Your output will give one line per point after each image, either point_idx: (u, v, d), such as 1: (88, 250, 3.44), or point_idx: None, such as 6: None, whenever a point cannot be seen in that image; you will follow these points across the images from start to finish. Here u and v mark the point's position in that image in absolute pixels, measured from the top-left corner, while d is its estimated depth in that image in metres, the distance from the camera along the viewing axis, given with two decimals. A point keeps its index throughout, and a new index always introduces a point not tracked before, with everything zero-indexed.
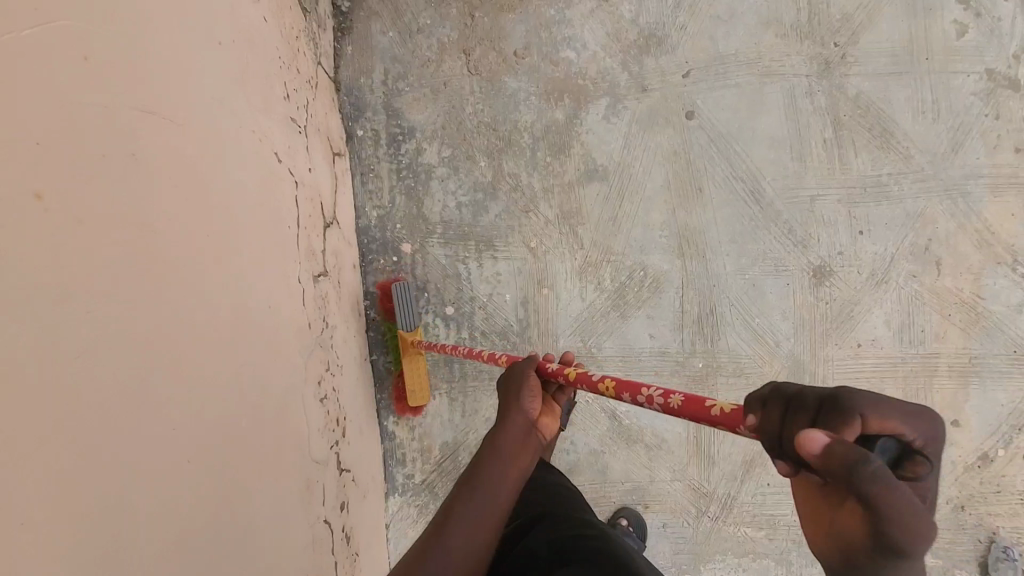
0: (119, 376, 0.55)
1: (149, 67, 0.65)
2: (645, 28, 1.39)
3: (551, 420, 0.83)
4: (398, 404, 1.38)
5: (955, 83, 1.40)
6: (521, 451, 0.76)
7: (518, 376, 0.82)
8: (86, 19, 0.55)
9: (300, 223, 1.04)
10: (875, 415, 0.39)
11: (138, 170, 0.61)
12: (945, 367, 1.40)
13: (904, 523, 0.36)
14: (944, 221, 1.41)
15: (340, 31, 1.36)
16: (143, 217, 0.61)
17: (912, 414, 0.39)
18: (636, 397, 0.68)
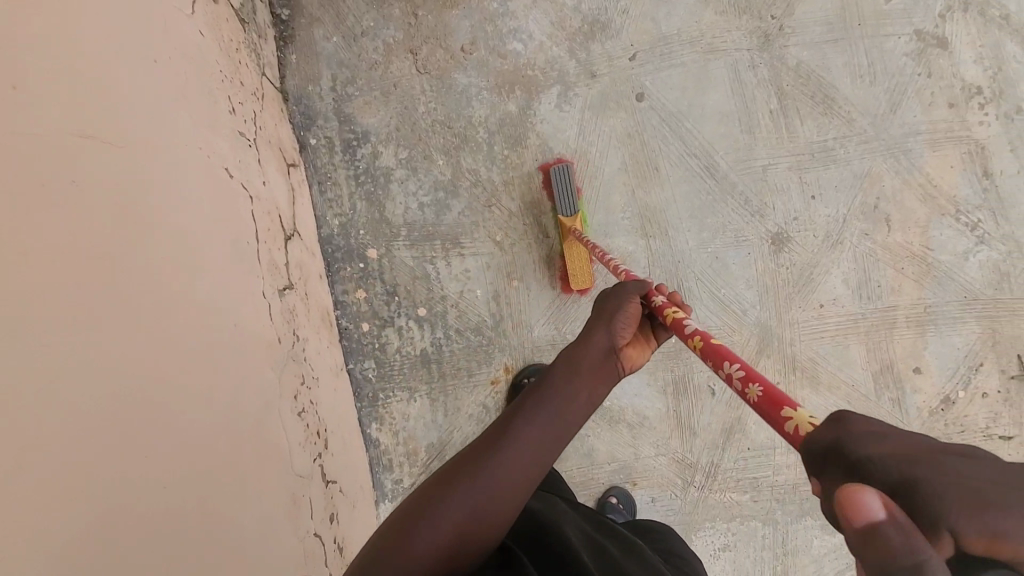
0: (90, 407, 0.55)
1: (86, 90, 0.63)
2: (588, 14, 1.41)
3: (638, 353, 0.83)
4: (563, 286, 1.40)
5: (888, 46, 1.46)
6: (599, 377, 0.77)
7: (616, 303, 0.82)
8: (16, 48, 0.54)
9: (259, 237, 1.02)
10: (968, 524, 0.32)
11: (83, 196, 0.60)
12: (903, 319, 1.46)
13: None
14: (890, 178, 1.47)
15: (282, 40, 1.33)
16: (94, 243, 0.60)
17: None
18: (718, 367, 0.67)
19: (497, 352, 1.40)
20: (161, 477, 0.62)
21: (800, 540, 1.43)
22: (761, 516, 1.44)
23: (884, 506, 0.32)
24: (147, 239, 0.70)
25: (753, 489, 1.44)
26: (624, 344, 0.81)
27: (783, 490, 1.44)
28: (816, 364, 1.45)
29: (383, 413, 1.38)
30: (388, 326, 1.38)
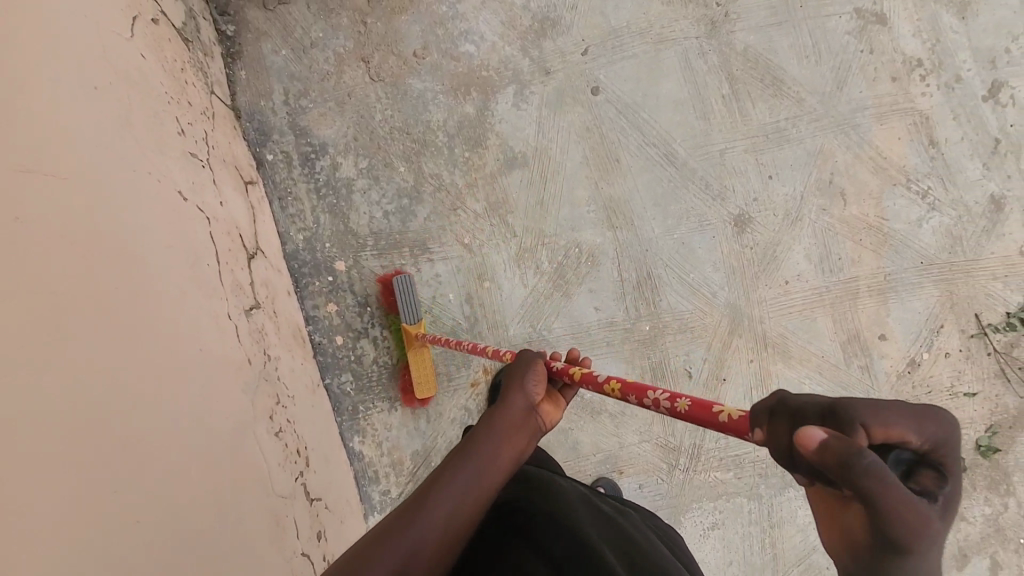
0: (50, 444, 0.53)
1: (23, 122, 0.61)
2: (538, 12, 1.42)
3: (550, 411, 0.82)
4: (403, 397, 1.38)
5: (830, 26, 1.50)
6: (517, 434, 0.76)
7: (524, 361, 0.84)
8: None
9: (220, 259, 1.00)
10: (876, 422, 0.40)
11: (28, 230, 0.58)
12: (865, 288, 1.51)
13: (903, 519, 0.37)
14: (841, 153, 1.51)
15: (229, 57, 1.31)
16: (43, 279, 0.58)
17: (917, 419, 0.41)
18: (642, 399, 0.71)
19: (474, 355, 1.40)
20: (134, 508, 0.61)
21: (784, 512, 1.47)
22: (746, 491, 1.47)
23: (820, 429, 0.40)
24: (100, 269, 0.68)
25: (736, 466, 1.47)
26: (539, 402, 0.81)
27: (764, 464, 1.48)
28: (786, 339, 1.49)
29: (365, 426, 1.37)
30: (363, 337, 1.37)
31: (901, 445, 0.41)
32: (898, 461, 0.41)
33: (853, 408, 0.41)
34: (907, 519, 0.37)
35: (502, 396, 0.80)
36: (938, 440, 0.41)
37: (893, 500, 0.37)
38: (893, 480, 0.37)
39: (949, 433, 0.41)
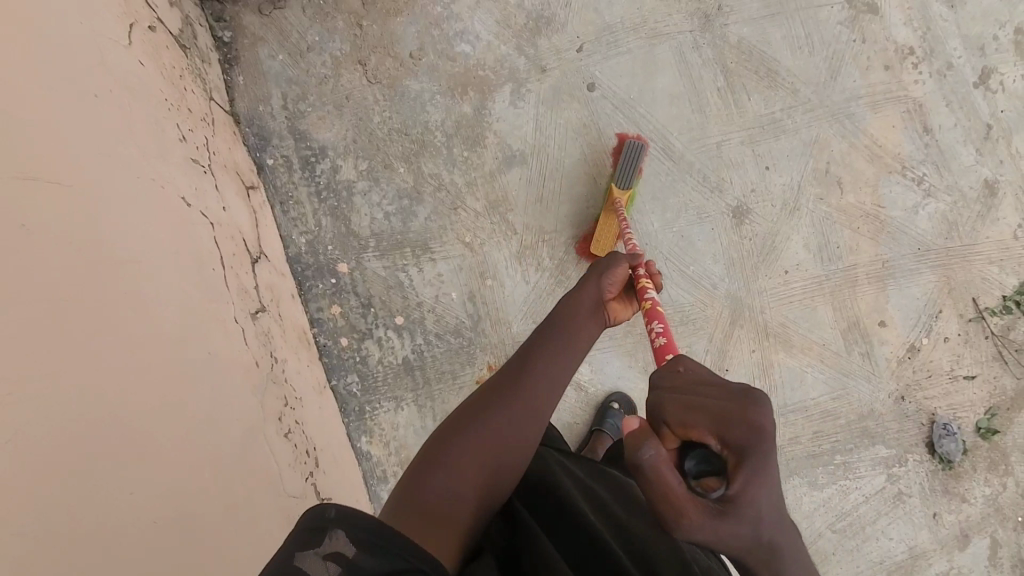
0: (57, 451, 0.54)
1: (25, 131, 0.62)
2: (533, 10, 1.43)
3: (622, 307, 0.93)
4: (579, 247, 1.43)
5: (822, 16, 1.52)
6: (588, 327, 0.87)
7: (606, 263, 0.92)
8: None
9: (225, 263, 1.01)
10: (680, 423, 0.53)
11: (31, 239, 0.58)
12: (864, 275, 1.52)
13: (664, 496, 0.50)
14: (837, 142, 1.52)
15: (227, 63, 1.31)
16: (49, 285, 0.59)
17: (716, 426, 0.52)
18: (649, 325, 0.85)
19: (479, 352, 1.41)
20: (145, 512, 0.62)
21: None
22: None
23: (637, 419, 0.56)
24: (106, 278, 0.69)
25: None
26: (611, 300, 0.91)
27: None
28: (787, 328, 1.50)
29: (372, 426, 1.38)
30: (367, 338, 1.37)
31: (701, 444, 0.53)
32: (700, 456, 0.53)
33: (665, 410, 0.55)
34: (667, 500, 0.50)
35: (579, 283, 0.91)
36: (736, 442, 0.51)
37: (661, 481, 0.50)
38: (665, 469, 0.50)
39: (748, 441, 0.50)
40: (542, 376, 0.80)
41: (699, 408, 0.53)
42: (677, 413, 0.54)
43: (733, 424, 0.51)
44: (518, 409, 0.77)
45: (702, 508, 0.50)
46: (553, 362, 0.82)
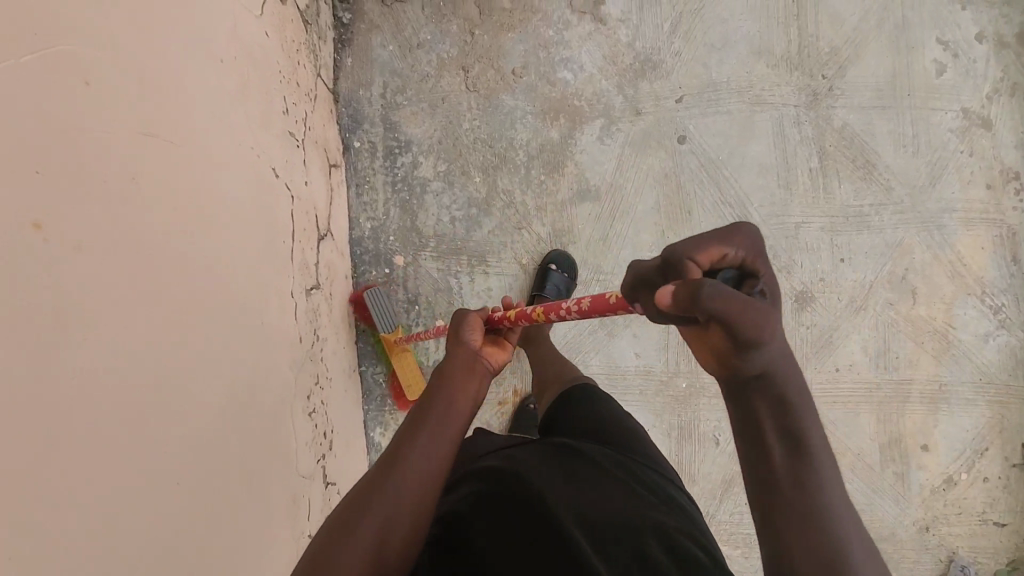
0: (111, 403, 0.55)
1: (153, 89, 0.65)
2: (641, 52, 1.42)
3: (497, 351, 0.85)
4: (397, 401, 1.38)
5: (934, 120, 1.48)
6: (468, 382, 0.76)
7: (459, 318, 0.85)
8: (91, 46, 0.56)
9: (295, 237, 1.03)
10: (702, 255, 0.48)
11: (135, 191, 0.61)
12: (918, 394, 1.46)
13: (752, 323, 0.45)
14: (921, 251, 1.47)
15: (340, 43, 1.35)
16: (143, 238, 0.62)
17: (726, 237, 0.48)
18: (558, 313, 0.75)
19: (507, 374, 1.41)
20: (175, 470, 0.63)
21: None
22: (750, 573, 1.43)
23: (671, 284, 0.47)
24: (191, 239, 0.71)
25: (745, 545, 1.43)
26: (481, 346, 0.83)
27: None
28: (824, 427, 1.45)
29: (389, 419, 1.39)
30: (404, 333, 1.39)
31: (724, 266, 0.49)
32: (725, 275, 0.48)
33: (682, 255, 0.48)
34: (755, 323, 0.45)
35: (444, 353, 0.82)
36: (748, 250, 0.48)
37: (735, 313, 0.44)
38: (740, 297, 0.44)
39: (751, 241, 0.49)
40: (426, 440, 0.67)
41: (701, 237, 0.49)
42: (696, 246, 0.48)
43: (735, 238, 0.49)
44: (404, 482, 0.63)
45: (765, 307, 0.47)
46: (434, 426, 0.68)
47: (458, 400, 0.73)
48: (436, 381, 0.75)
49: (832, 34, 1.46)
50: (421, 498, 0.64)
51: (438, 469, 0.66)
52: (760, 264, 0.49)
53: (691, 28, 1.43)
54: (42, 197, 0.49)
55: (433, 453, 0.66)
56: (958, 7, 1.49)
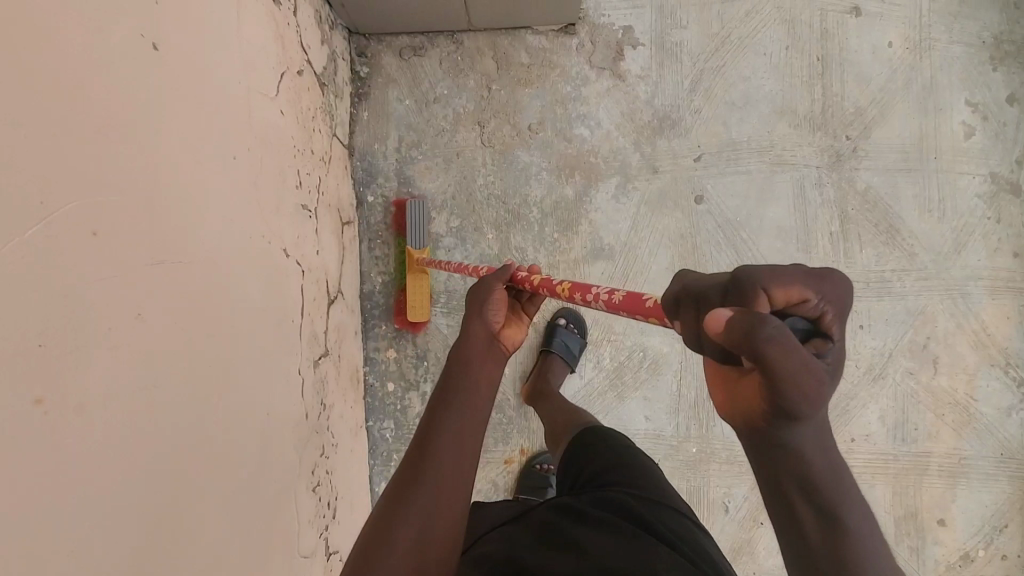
0: (108, 558, 0.54)
1: (162, 214, 0.64)
2: (660, 109, 1.40)
3: (516, 332, 0.87)
4: (396, 319, 1.37)
5: (961, 184, 1.44)
6: (486, 361, 0.81)
7: (481, 292, 0.86)
8: (102, 193, 0.56)
9: (304, 311, 1.02)
10: (778, 289, 0.41)
11: (144, 325, 0.60)
12: (936, 467, 1.43)
13: (796, 380, 0.39)
14: (944, 319, 1.43)
15: (357, 97, 1.35)
16: (149, 374, 0.61)
17: (815, 279, 0.41)
18: (585, 296, 0.73)
19: (514, 433, 1.40)
20: None
21: None
22: None
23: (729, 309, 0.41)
24: (200, 355, 0.70)
25: None
26: (500, 328, 0.85)
27: None
28: None
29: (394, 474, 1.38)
30: (413, 389, 1.38)
31: (797, 312, 0.42)
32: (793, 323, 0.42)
33: (754, 280, 0.41)
34: (803, 381, 0.39)
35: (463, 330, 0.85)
36: (831, 301, 0.42)
37: (788, 365, 0.39)
38: (793, 346, 0.39)
39: (842, 294, 0.42)
40: (450, 435, 0.73)
41: (785, 268, 0.42)
42: (776, 277, 0.41)
43: (824, 283, 0.41)
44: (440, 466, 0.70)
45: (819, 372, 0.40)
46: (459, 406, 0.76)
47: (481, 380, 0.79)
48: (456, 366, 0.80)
49: (857, 94, 1.43)
50: (459, 484, 0.71)
51: (466, 464, 0.72)
52: (837, 325, 0.42)
53: (712, 86, 1.40)
54: (44, 370, 0.49)
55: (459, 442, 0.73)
56: (989, 68, 1.45)
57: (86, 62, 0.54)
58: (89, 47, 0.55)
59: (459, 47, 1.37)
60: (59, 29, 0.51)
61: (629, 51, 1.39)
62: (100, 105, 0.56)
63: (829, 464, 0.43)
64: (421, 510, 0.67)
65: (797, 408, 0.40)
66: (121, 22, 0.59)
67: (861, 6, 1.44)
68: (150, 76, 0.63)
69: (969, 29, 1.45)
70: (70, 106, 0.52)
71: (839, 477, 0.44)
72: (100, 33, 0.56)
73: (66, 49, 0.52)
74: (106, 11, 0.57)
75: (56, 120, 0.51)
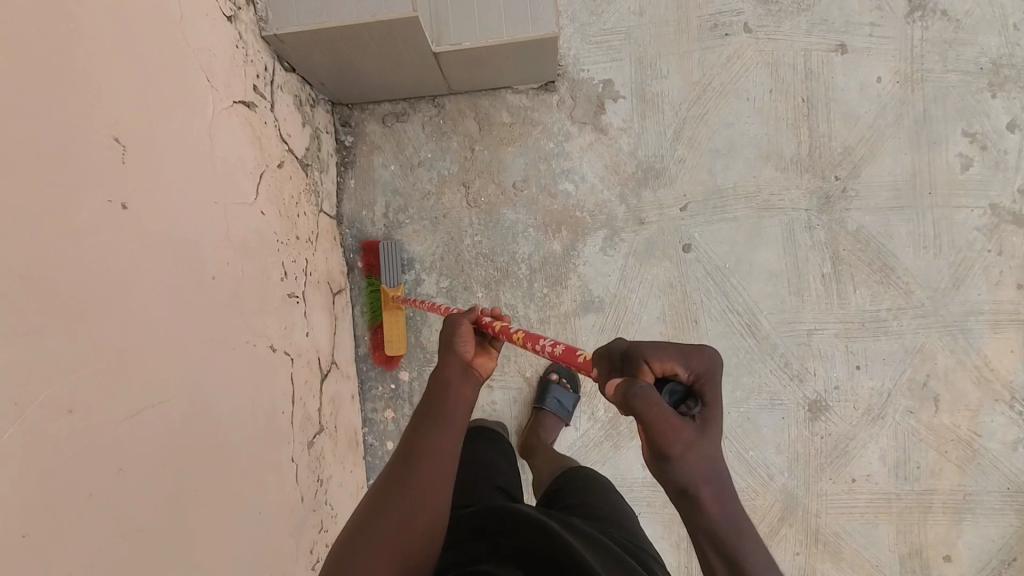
0: None
1: (142, 361, 0.67)
2: (644, 160, 1.41)
3: (485, 360, 0.83)
4: (374, 353, 1.39)
5: (959, 218, 1.42)
6: (464, 390, 0.77)
7: (450, 326, 0.82)
8: (75, 367, 0.58)
9: (296, 397, 1.05)
10: (655, 360, 0.56)
11: (126, 480, 0.63)
12: (940, 504, 1.42)
13: (667, 431, 0.52)
14: (944, 356, 1.41)
15: (343, 166, 1.39)
16: (135, 523, 0.63)
17: (685, 355, 0.56)
18: (535, 345, 0.77)
19: None
20: None
21: None
22: None
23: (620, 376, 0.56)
24: (189, 485, 0.72)
25: None
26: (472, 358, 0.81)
27: None
28: (840, 538, 1.41)
29: None
30: None
31: (674, 378, 0.56)
32: (672, 388, 0.56)
33: (639, 349, 0.57)
34: (669, 428, 0.52)
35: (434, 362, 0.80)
36: (701, 369, 0.56)
37: (663, 418, 0.52)
38: (659, 403, 0.52)
39: (709, 364, 0.56)
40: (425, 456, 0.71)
41: (664, 343, 0.57)
42: (653, 352, 0.56)
43: (692, 355, 0.56)
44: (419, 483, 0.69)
45: (691, 429, 0.53)
46: (443, 422, 0.74)
47: (461, 404, 0.76)
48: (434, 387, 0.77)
49: (845, 133, 1.42)
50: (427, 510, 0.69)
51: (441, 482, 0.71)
52: (706, 389, 0.56)
53: (694, 135, 1.41)
54: (29, 557, 0.52)
55: (438, 468, 0.71)
56: (987, 96, 1.41)
57: (53, 247, 0.57)
58: (58, 234, 0.58)
59: (441, 110, 1.40)
60: (29, 228, 0.55)
61: (610, 104, 1.41)
62: (72, 284, 0.59)
63: (716, 496, 0.54)
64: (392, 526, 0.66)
65: (678, 459, 0.53)
66: (90, 194, 0.62)
67: (847, 43, 1.42)
68: (120, 235, 0.65)
69: (963, 58, 1.42)
70: (38, 298, 0.55)
71: (739, 524, 0.55)
72: (70, 212, 0.59)
73: (34, 244, 0.55)
74: (74, 189, 0.60)
75: (25, 313, 0.54)
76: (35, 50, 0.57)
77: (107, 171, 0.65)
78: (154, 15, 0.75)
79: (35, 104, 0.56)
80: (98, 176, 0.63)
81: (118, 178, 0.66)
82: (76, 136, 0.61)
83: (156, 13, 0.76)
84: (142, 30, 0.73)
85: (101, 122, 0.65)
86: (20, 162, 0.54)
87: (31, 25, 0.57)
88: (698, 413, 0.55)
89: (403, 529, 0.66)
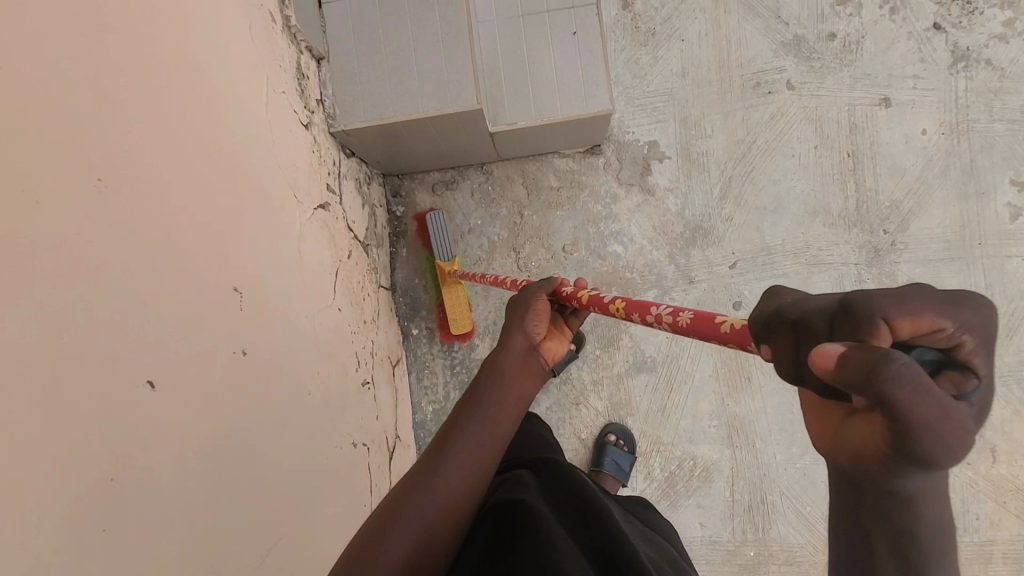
0: None
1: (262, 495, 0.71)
2: (691, 221, 1.42)
3: (555, 345, 0.79)
4: (442, 332, 1.42)
5: (1009, 268, 1.41)
6: (521, 374, 0.74)
7: (524, 301, 0.80)
8: (218, 520, 0.62)
9: (373, 484, 1.07)
10: (903, 313, 0.30)
11: None
12: (1000, 555, 1.40)
13: (932, 430, 0.28)
14: (999, 407, 1.41)
15: (395, 236, 1.42)
16: None
17: (952, 303, 0.30)
18: (645, 315, 0.65)
19: None
20: None
21: None
22: None
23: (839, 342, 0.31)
24: None
25: None
26: (541, 340, 0.78)
27: None
28: None
29: None
30: None
31: (929, 346, 0.31)
32: (929, 362, 0.31)
33: (869, 295, 0.31)
34: (940, 426, 0.28)
35: (502, 337, 0.77)
36: (977, 329, 0.30)
37: (930, 423, 0.28)
38: (926, 384, 0.28)
39: (988, 319, 0.31)
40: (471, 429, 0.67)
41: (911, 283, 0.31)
42: (901, 300, 0.30)
43: (964, 303, 0.30)
44: (452, 477, 0.63)
45: (972, 431, 0.29)
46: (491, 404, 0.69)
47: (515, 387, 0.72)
48: (487, 372, 0.73)
49: (892, 186, 1.42)
50: (470, 491, 0.64)
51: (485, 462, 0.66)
52: (985, 357, 0.31)
53: (741, 193, 1.43)
54: None
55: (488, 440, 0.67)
56: None
57: (198, 412, 0.62)
58: (201, 397, 0.62)
59: (489, 177, 1.43)
60: (179, 402, 0.59)
61: (656, 165, 1.43)
62: (212, 440, 0.63)
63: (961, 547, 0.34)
64: (434, 504, 0.61)
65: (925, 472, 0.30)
66: (220, 349, 0.67)
67: (890, 97, 1.43)
68: (241, 379, 0.70)
69: (1009, 107, 1.42)
70: (191, 464, 0.59)
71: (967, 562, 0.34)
72: (206, 373, 0.64)
73: (183, 414, 0.60)
74: (207, 348, 0.65)
75: (182, 481, 0.58)
76: (173, 226, 0.62)
77: (229, 322, 0.69)
78: (249, 151, 0.79)
79: (176, 282, 0.61)
80: (223, 330, 0.68)
81: (237, 327, 0.71)
82: (206, 297, 0.66)
83: (251, 148, 0.80)
84: (241, 170, 0.77)
85: (223, 276, 0.69)
86: (169, 340, 0.59)
87: (170, 205, 0.62)
88: (980, 396, 0.30)
89: (431, 530, 0.59)
